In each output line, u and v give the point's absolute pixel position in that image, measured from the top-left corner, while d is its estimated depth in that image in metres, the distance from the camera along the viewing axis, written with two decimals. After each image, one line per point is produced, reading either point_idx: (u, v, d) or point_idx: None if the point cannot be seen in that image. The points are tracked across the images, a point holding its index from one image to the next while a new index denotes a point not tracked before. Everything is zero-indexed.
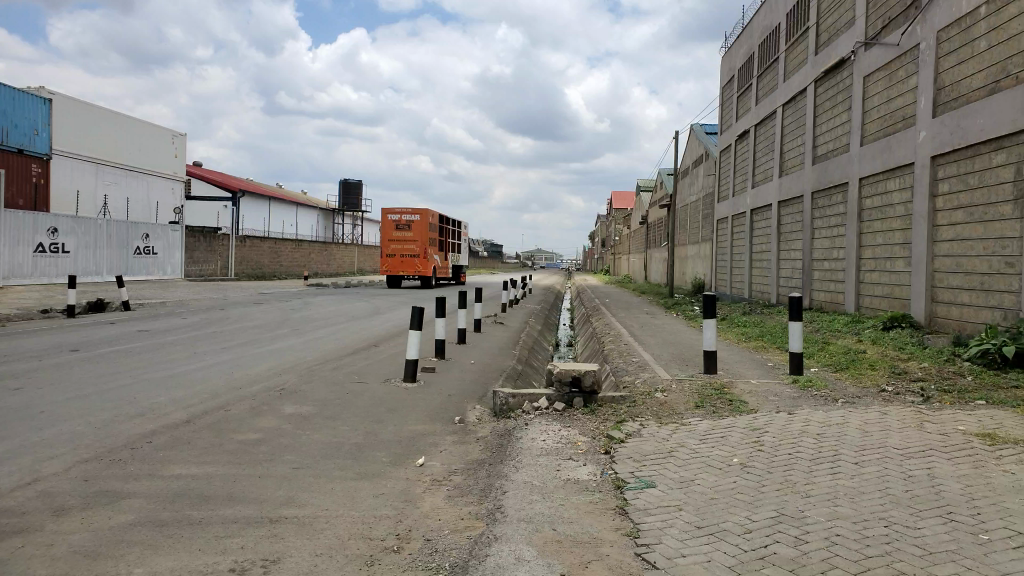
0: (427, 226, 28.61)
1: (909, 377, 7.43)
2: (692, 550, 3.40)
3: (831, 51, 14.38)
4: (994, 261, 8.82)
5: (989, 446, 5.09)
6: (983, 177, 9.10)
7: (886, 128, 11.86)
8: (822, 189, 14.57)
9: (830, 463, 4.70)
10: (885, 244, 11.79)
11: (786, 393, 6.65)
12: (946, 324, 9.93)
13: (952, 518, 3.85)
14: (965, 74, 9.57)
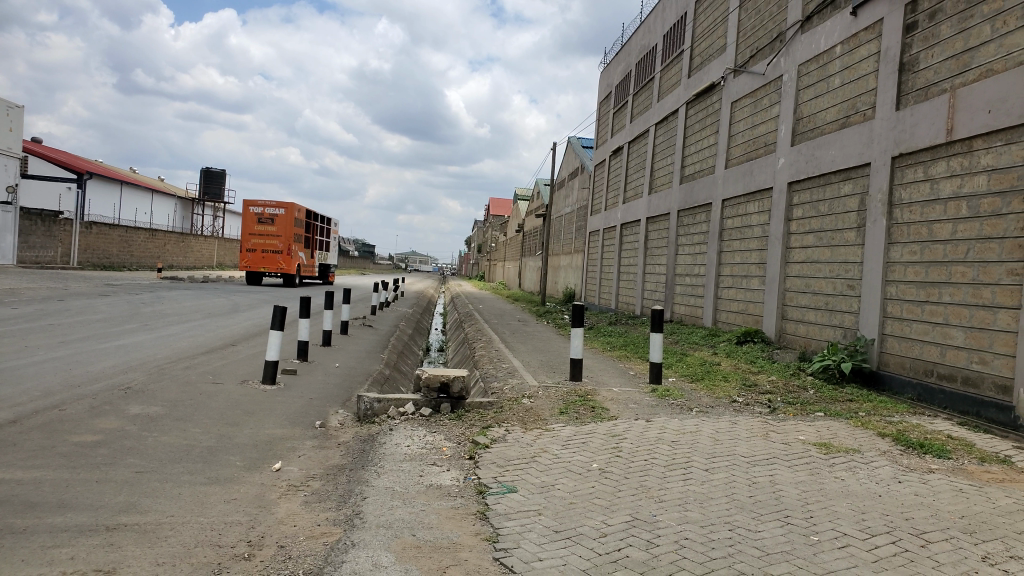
0: (293, 221, 27.62)
1: (758, 389, 7.91)
2: (549, 553, 3.46)
3: (703, 76, 15.17)
4: (838, 283, 9.55)
5: (824, 454, 5.50)
6: (832, 205, 9.84)
7: (749, 153, 12.61)
8: (687, 208, 15.31)
9: (683, 469, 4.93)
10: (742, 264, 12.53)
11: (645, 401, 6.92)
12: (793, 340, 10.66)
13: (788, 521, 4.13)
14: (820, 108, 10.34)
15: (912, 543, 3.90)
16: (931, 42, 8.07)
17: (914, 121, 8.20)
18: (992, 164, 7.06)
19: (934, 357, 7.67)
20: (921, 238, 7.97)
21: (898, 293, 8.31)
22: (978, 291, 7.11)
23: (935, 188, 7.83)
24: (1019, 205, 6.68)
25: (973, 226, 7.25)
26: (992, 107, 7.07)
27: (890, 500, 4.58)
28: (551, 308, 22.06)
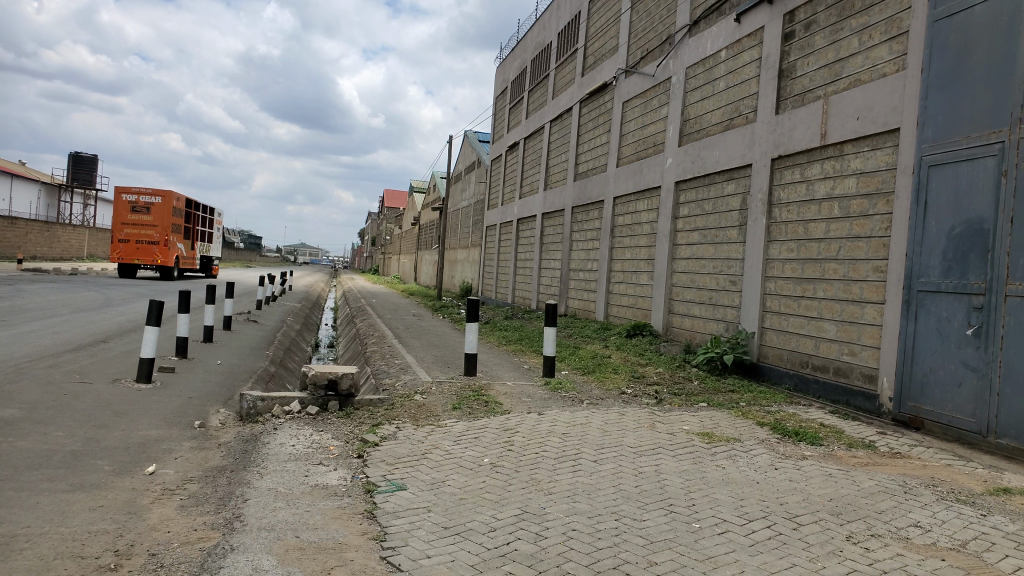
0: (169, 210, 26.39)
1: (646, 381, 8.15)
2: (437, 550, 3.44)
3: (596, 75, 15.45)
4: (721, 279, 9.96)
5: (707, 443, 5.72)
6: (716, 204, 10.25)
7: (639, 152, 12.96)
8: (581, 204, 15.58)
9: (572, 461, 5.01)
10: (632, 259, 12.87)
11: (538, 394, 7.01)
12: (679, 333, 11.04)
13: (672, 509, 4.27)
14: (705, 110, 10.73)
15: (785, 526, 4.12)
16: (806, 51, 8.52)
17: (791, 126, 8.64)
18: (860, 168, 7.53)
19: (808, 349, 8.12)
20: (797, 236, 8.42)
21: (776, 288, 8.75)
22: (848, 287, 7.58)
23: (810, 190, 8.28)
24: (884, 206, 7.16)
25: (843, 226, 7.71)
26: (860, 115, 7.53)
27: (767, 486, 4.81)
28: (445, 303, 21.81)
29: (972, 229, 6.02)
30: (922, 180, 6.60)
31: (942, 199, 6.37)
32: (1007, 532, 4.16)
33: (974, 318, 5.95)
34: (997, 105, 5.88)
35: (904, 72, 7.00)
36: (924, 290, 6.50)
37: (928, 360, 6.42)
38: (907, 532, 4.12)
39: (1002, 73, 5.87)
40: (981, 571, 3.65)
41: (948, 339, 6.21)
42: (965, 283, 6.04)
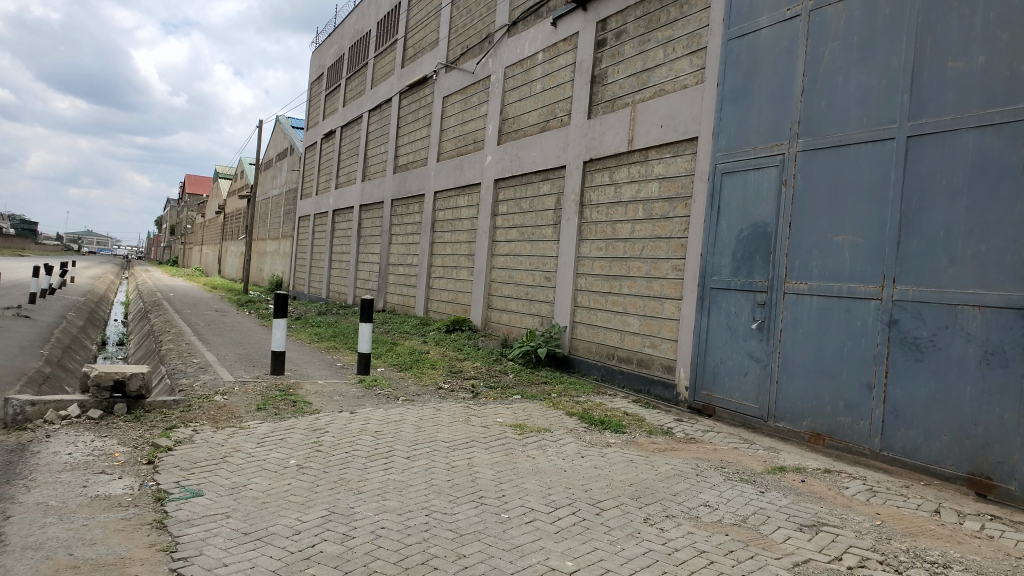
0: None
1: (462, 375, 8.22)
2: (235, 557, 3.24)
3: (415, 68, 15.35)
4: (537, 275, 10.25)
5: (518, 435, 5.85)
6: (533, 202, 10.54)
7: (459, 147, 13.05)
8: (400, 198, 15.43)
9: (384, 459, 4.92)
10: (451, 255, 12.94)
11: (351, 392, 6.83)
12: (497, 328, 11.23)
13: (482, 501, 4.32)
14: (523, 111, 10.98)
15: (588, 511, 4.30)
16: (617, 59, 8.95)
17: (602, 130, 9.05)
18: (663, 173, 8.02)
19: (614, 342, 8.56)
20: (606, 235, 8.85)
21: (587, 285, 9.14)
22: (650, 284, 8.06)
23: (618, 192, 8.72)
24: (682, 210, 7.69)
25: (647, 227, 8.18)
26: (663, 123, 8.02)
27: (572, 474, 5.00)
28: (249, 300, 19.68)
29: (757, 232, 6.66)
30: (716, 186, 7.18)
31: (731, 204, 6.97)
32: (780, 505, 4.61)
33: (758, 313, 6.58)
34: (779, 120, 6.51)
35: (702, 85, 7.55)
36: (716, 287, 7.08)
37: (719, 352, 7.00)
38: (697, 511, 4.44)
39: (783, 92, 6.50)
40: (758, 542, 4.01)
41: (736, 332, 6.81)
42: (751, 282, 6.67)
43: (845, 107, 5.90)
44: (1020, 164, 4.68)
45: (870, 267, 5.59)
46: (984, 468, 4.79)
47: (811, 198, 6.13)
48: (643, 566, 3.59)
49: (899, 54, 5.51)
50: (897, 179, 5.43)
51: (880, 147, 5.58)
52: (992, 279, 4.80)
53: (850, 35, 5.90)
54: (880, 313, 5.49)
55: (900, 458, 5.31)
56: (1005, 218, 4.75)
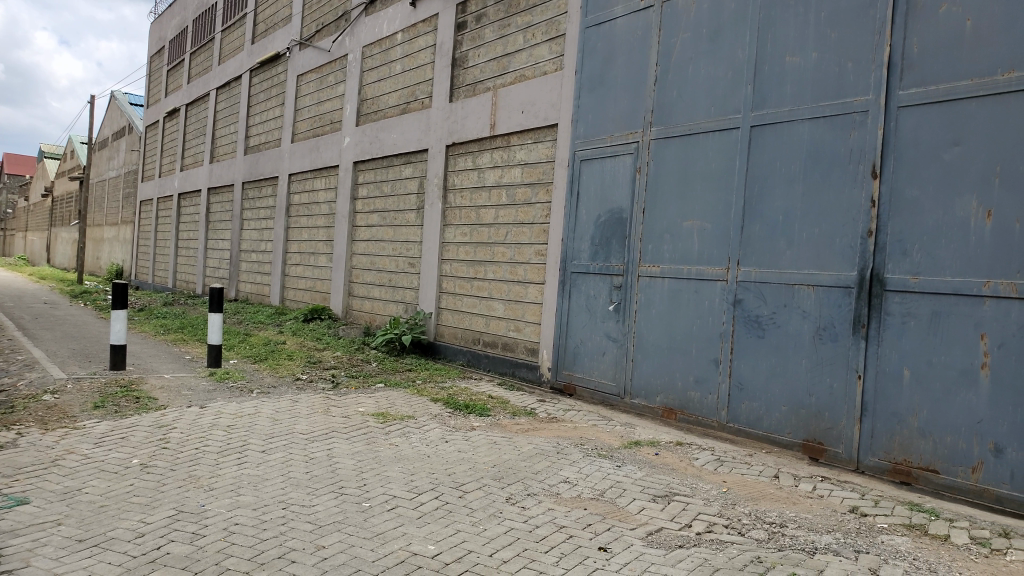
0: None
1: (322, 365, 8.00)
2: (68, 567, 3.00)
3: (267, 44, 14.69)
4: (400, 261, 10.12)
5: (381, 423, 5.77)
6: (394, 187, 10.38)
7: (316, 129, 12.63)
8: (253, 181, 14.77)
9: (237, 453, 4.71)
10: (309, 241, 12.55)
11: (200, 386, 6.48)
12: (359, 316, 11.02)
13: (342, 491, 4.23)
14: (382, 92, 10.77)
15: (451, 495, 4.31)
16: (477, 42, 8.95)
17: (464, 114, 9.04)
18: (525, 159, 8.11)
19: (479, 327, 8.61)
20: (470, 220, 8.86)
21: (451, 270, 9.13)
22: (514, 269, 8.15)
23: (481, 177, 8.75)
24: (544, 195, 7.82)
25: (510, 212, 8.26)
26: (524, 109, 8.11)
27: (436, 460, 4.99)
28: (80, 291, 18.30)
29: (613, 218, 6.89)
30: (575, 172, 7.35)
31: (589, 190, 7.16)
32: (636, 478, 4.81)
33: (615, 296, 6.82)
34: (634, 109, 6.75)
35: (561, 72, 7.68)
36: (576, 271, 7.27)
37: (579, 334, 7.20)
38: (557, 488, 4.56)
39: (637, 81, 6.74)
40: (615, 515, 4.16)
41: (594, 314, 7.03)
42: (608, 266, 6.90)
43: (695, 98, 6.19)
44: (846, 155, 5.09)
45: (718, 251, 5.92)
46: (816, 434, 5.21)
47: (663, 185, 6.40)
48: (505, 545, 3.65)
49: (743, 47, 5.84)
50: (741, 167, 5.77)
51: (726, 136, 5.91)
52: (822, 261, 5.21)
53: (699, 28, 6.19)
54: (726, 294, 5.83)
55: (744, 428, 5.68)
56: (833, 204, 5.16)
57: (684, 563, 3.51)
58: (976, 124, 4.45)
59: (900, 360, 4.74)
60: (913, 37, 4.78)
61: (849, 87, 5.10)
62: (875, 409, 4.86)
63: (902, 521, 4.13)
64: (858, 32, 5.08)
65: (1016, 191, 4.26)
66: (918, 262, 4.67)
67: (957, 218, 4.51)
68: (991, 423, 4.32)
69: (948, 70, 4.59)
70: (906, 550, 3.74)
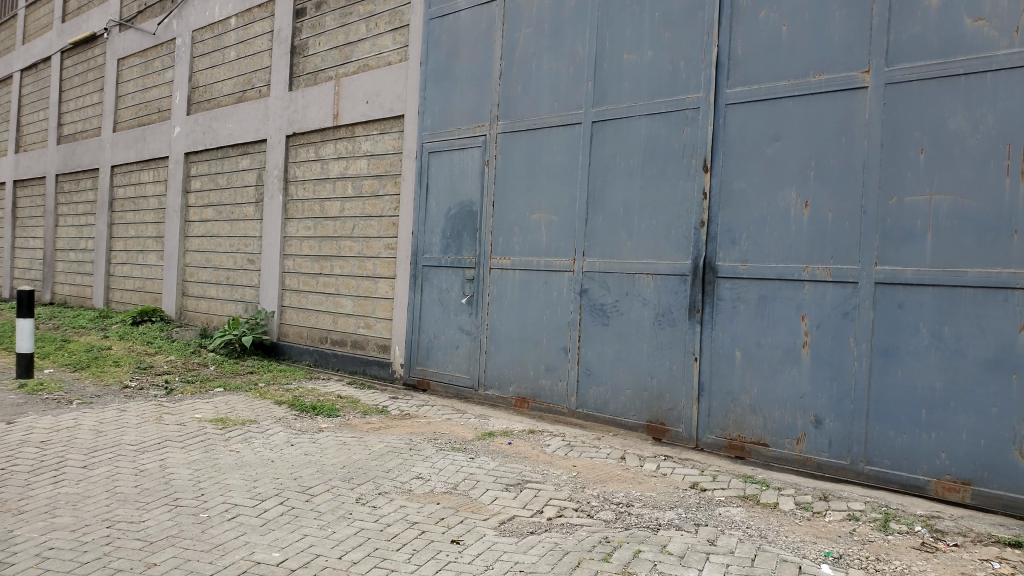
0: None
1: (153, 371, 7.45)
2: None
3: (80, 24, 13.49)
4: (238, 258, 9.62)
5: (220, 429, 5.44)
6: (231, 179, 9.84)
7: (141, 117, 11.75)
8: (69, 173, 13.54)
9: (53, 471, 4.28)
10: (136, 238, 11.66)
11: (8, 400, 5.84)
12: (194, 317, 10.38)
13: (177, 504, 3.94)
14: (215, 79, 10.18)
15: (298, 499, 4.12)
16: (317, 30, 8.63)
17: (305, 104, 8.70)
18: (370, 151, 7.93)
19: (326, 324, 8.34)
20: (314, 214, 8.56)
21: (295, 266, 8.78)
22: (362, 263, 7.95)
23: (324, 168, 8.46)
24: (391, 187, 7.67)
25: (356, 205, 8.04)
26: (368, 99, 7.92)
27: (280, 464, 4.76)
28: None
29: (463, 210, 6.87)
30: (423, 164, 7.26)
31: (439, 183, 7.11)
32: (488, 469, 4.82)
33: (467, 288, 6.81)
34: (480, 102, 6.75)
35: (405, 63, 7.56)
36: (427, 265, 7.19)
37: (431, 328, 7.13)
38: (410, 485, 4.47)
39: (482, 75, 6.75)
40: (467, 507, 4.14)
41: (447, 307, 6.99)
42: (459, 259, 6.88)
43: (539, 92, 6.28)
44: (680, 150, 5.34)
45: (564, 242, 6.05)
46: (659, 415, 5.43)
47: (511, 177, 6.45)
48: (355, 546, 3.53)
49: (584, 44, 5.98)
50: (584, 160, 5.91)
51: (570, 130, 6.04)
52: (661, 250, 5.43)
53: (541, 24, 6.28)
54: (573, 284, 5.97)
55: (592, 413, 5.83)
56: (670, 196, 5.39)
57: (536, 549, 3.54)
58: (793, 122, 4.80)
59: (733, 342, 5.04)
60: (737, 39, 5.08)
61: (681, 85, 5.35)
62: (711, 389, 5.14)
63: (737, 493, 4.38)
64: (688, 33, 5.34)
65: (828, 184, 4.63)
66: (746, 250, 4.98)
67: (779, 208, 4.85)
68: (811, 397, 4.68)
69: (768, 70, 4.92)
70: (741, 520, 3.98)
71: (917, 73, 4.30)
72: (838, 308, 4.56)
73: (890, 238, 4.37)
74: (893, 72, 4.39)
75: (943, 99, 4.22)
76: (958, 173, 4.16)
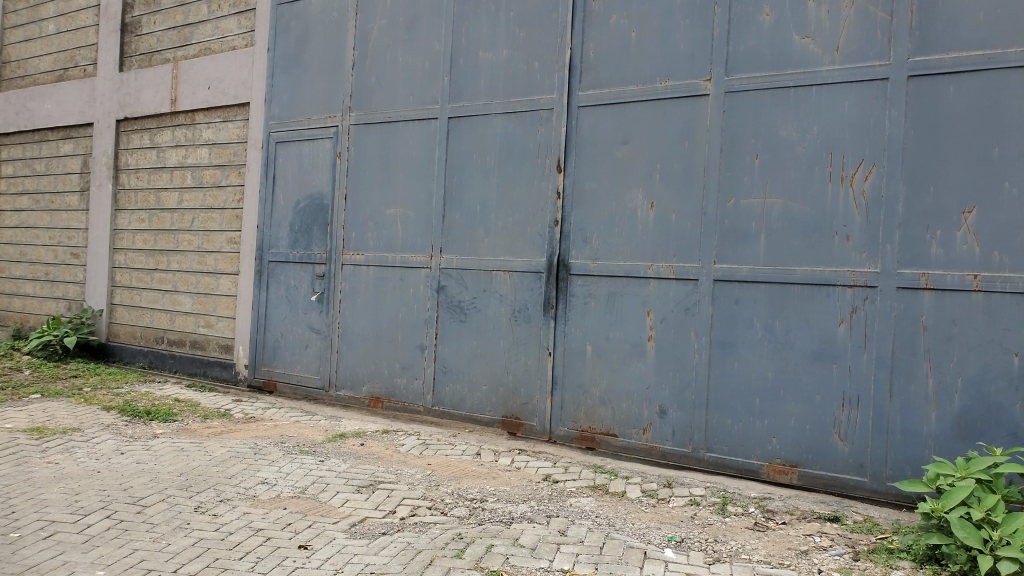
0: None
1: None
2: None
3: None
4: (60, 252, 8.79)
5: (35, 440, 4.92)
6: (50, 165, 8.97)
7: None
8: None
9: None
10: None
11: None
12: (6, 317, 9.38)
13: None
14: (32, 55, 9.24)
15: (127, 512, 3.79)
16: (152, 8, 8.04)
17: (138, 87, 8.09)
18: (212, 139, 7.48)
19: (162, 324, 7.78)
20: (148, 205, 7.96)
21: (126, 261, 8.13)
22: (202, 258, 7.48)
23: (160, 156, 7.89)
24: (235, 178, 7.26)
25: (196, 196, 7.56)
26: (210, 85, 7.47)
27: (107, 475, 4.37)
28: None
29: (314, 204, 6.62)
30: (270, 156, 6.93)
31: (288, 175, 6.80)
32: (339, 471, 4.65)
33: (317, 285, 6.56)
34: (332, 93, 6.53)
35: (251, 48, 7.18)
36: (275, 260, 6.86)
37: (279, 327, 6.82)
38: (254, 491, 4.23)
39: (334, 66, 6.52)
40: (316, 511, 3.97)
41: (296, 305, 6.70)
42: (309, 254, 6.62)
43: (394, 86, 6.16)
44: (534, 149, 5.40)
45: (420, 238, 5.96)
46: (513, 410, 5.46)
47: (364, 171, 6.29)
48: (193, 558, 3.29)
49: (439, 39, 5.92)
50: (440, 156, 5.85)
51: (425, 126, 5.96)
52: (517, 248, 5.47)
53: (395, 16, 6.16)
54: (429, 280, 5.90)
55: (447, 410, 5.78)
56: (525, 194, 5.44)
57: (387, 550, 3.44)
58: (640, 126, 4.97)
59: (584, 336, 5.15)
60: (589, 42, 5.20)
61: (536, 85, 5.41)
62: (564, 383, 5.24)
63: (588, 483, 4.48)
64: (543, 34, 5.40)
65: (672, 186, 4.83)
66: (597, 248, 5.11)
67: (627, 208, 5.00)
68: (657, 388, 4.86)
69: (618, 75, 5.07)
70: (591, 510, 4.06)
71: (753, 84, 4.57)
72: (681, 304, 4.77)
73: (728, 238, 4.62)
74: (732, 81, 4.64)
75: (775, 109, 4.51)
76: (786, 178, 4.46)
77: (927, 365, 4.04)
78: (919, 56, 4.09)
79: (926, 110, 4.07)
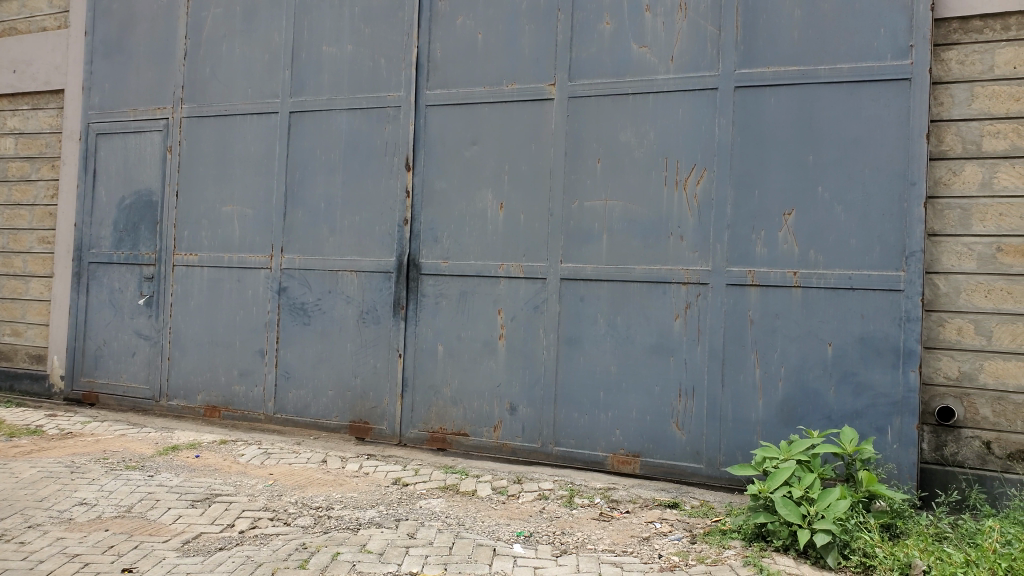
0: None
1: None
2: None
3: None
4: None
5: None
6: None
7: None
8: None
9: None
10: None
11: None
12: None
13: None
14: None
15: None
16: None
17: None
18: (19, 128, 6.74)
19: None
20: None
21: None
22: (8, 259, 6.72)
23: None
24: (47, 171, 6.59)
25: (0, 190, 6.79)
26: (17, 68, 6.74)
27: None
28: None
29: (140, 201, 6.13)
30: (90, 148, 6.35)
31: (110, 169, 6.26)
32: (171, 485, 4.31)
33: (145, 288, 6.07)
34: (161, 83, 6.07)
35: (65, 31, 6.54)
36: (95, 262, 6.29)
37: (100, 334, 6.25)
38: (70, 513, 3.83)
39: (163, 54, 6.07)
40: (144, 530, 3.65)
41: (121, 310, 6.17)
42: (135, 254, 6.12)
43: (230, 78, 5.82)
44: (381, 147, 5.28)
45: (259, 238, 5.66)
46: (362, 414, 5.30)
47: (198, 167, 5.90)
48: None
49: (279, 31, 5.65)
50: (281, 152, 5.59)
51: (265, 120, 5.67)
52: (364, 247, 5.32)
53: (231, 5, 5.82)
54: (270, 282, 5.61)
55: (291, 417, 5.52)
56: (372, 192, 5.30)
57: (224, 566, 3.21)
58: (488, 126, 4.98)
59: (435, 337, 5.09)
60: (436, 42, 5.15)
61: (382, 82, 5.30)
62: (414, 384, 5.15)
63: (438, 484, 4.42)
64: (388, 31, 5.29)
65: (520, 186, 4.88)
66: (447, 248, 5.07)
67: (476, 208, 4.99)
68: (507, 386, 4.89)
69: (465, 75, 5.06)
70: (441, 511, 4.01)
71: (595, 89, 4.70)
72: (530, 302, 4.83)
73: (573, 238, 4.73)
74: (575, 86, 4.76)
75: (617, 114, 4.66)
76: (627, 180, 4.62)
77: (755, 355, 4.32)
78: (744, 68, 4.37)
79: (751, 120, 4.35)
